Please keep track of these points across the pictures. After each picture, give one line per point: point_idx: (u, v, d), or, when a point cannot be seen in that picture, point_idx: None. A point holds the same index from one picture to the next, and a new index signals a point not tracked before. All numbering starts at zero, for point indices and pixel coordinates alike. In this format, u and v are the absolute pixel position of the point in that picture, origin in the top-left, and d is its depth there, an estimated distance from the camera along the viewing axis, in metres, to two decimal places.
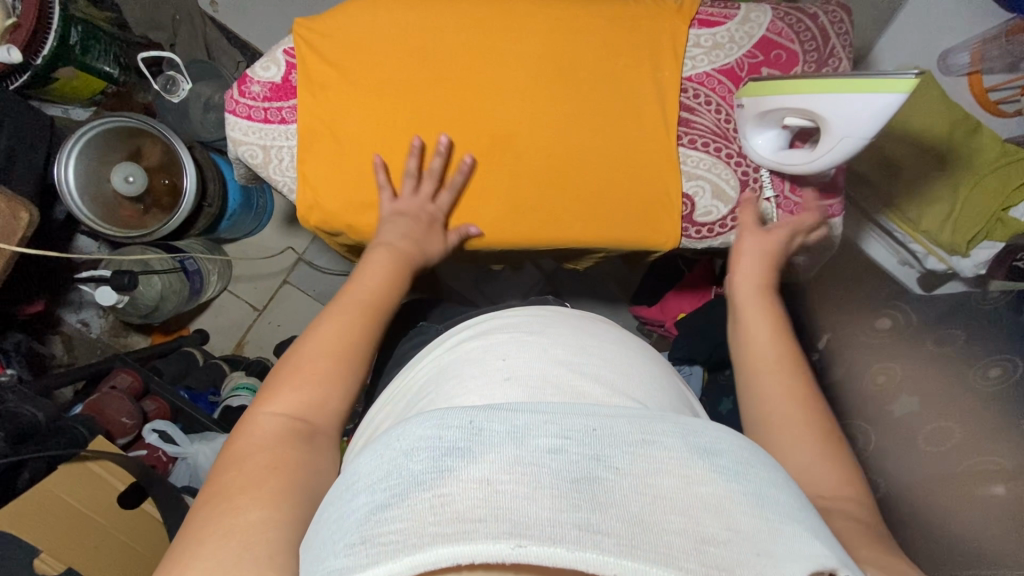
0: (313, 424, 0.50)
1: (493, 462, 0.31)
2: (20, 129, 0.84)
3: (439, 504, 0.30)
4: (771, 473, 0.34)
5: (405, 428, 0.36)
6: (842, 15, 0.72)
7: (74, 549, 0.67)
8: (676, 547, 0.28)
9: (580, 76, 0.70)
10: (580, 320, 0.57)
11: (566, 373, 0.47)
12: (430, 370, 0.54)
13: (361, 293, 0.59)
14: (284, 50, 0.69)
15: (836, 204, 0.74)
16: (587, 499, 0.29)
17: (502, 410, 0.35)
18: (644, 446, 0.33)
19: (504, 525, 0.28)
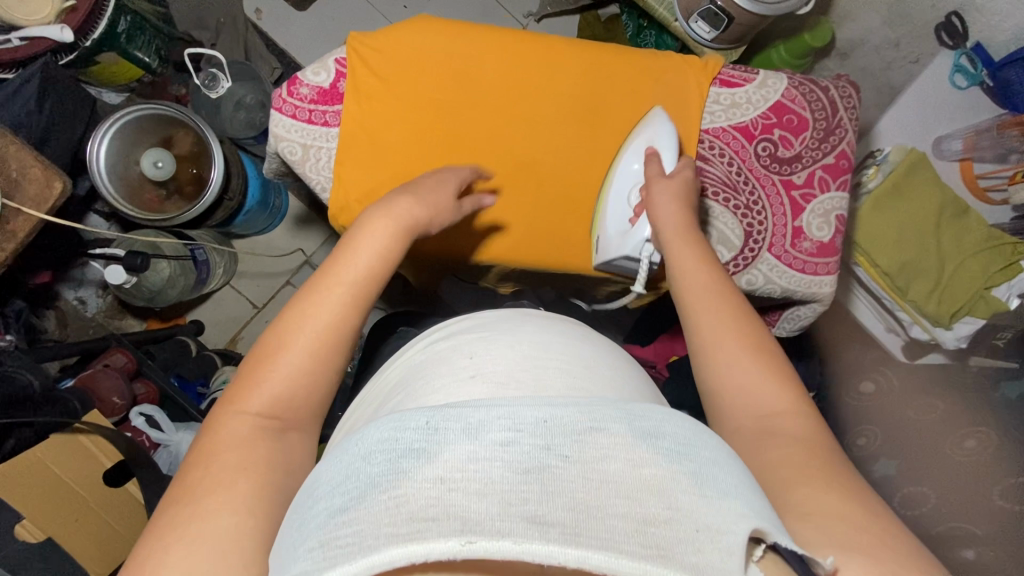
0: (284, 423, 0.49)
1: (448, 462, 0.33)
2: (64, 104, 0.88)
3: (393, 506, 0.32)
4: (714, 452, 0.37)
5: (369, 429, 0.38)
6: (852, 91, 0.78)
7: (54, 518, 0.67)
8: (619, 531, 0.30)
9: (602, 121, 0.74)
10: (544, 317, 0.59)
11: (529, 366, 0.49)
12: (405, 369, 0.56)
13: (351, 269, 0.55)
14: (336, 59, 0.72)
15: (834, 263, 0.77)
16: (535, 488, 0.32)
17: (458, 407, 0.37)
18: (591, 436, 0.35)
19: (453, 522, 0.31)
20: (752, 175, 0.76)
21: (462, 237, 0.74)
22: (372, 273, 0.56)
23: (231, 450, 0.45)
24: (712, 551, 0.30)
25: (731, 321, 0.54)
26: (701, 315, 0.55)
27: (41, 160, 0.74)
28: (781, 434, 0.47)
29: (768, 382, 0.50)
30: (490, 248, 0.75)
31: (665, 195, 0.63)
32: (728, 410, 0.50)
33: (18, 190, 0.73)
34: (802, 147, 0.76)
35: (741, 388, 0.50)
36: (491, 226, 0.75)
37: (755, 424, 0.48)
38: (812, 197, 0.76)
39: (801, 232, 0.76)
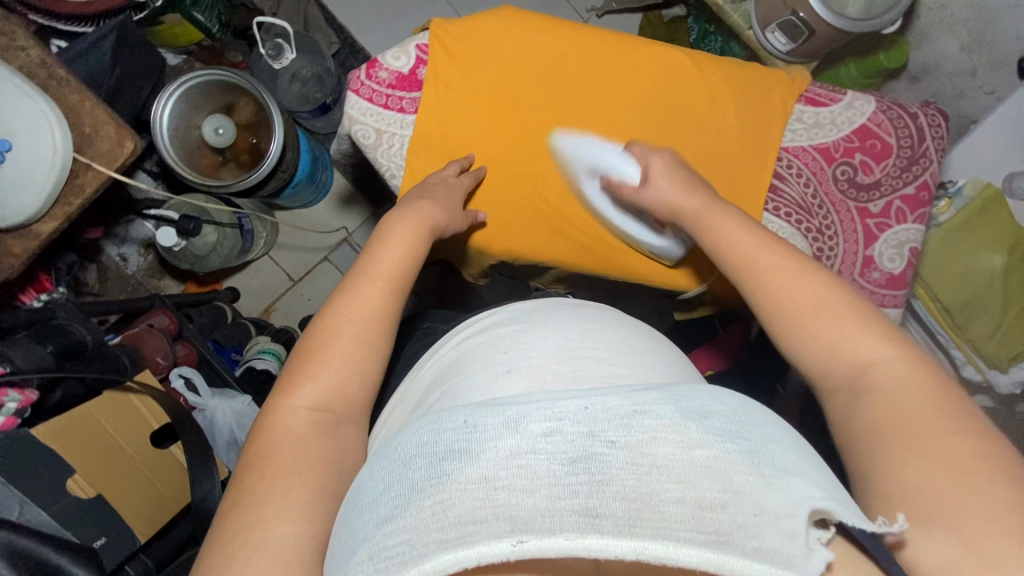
0: (337, 414, 0.50)
1: (491, 460, 0.33)
2: (134, 62, 0.88)
3: (441, 510, 0.32)
4: (764, 429, 0.36)
5: (410, 434, 0.38)
6: (940, 120, 0.75)
7: (105, 475, 0.66)
8: (674, 517, 0.31)
9: (680, 127, 0.72)
10: (605, 311, 0.58)
11: (568, 359, 0.48)
12: (439, 368, 0.55)
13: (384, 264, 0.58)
14: (417, 45, 0.71)
15: (902, 296, 0.75)
16: (585, 481, 0.32)
17: (494, 406, 0.37)
18: (636, 420, 0.34)
19: (505, 523, 0.31)
20: (828, 199, 0.74)
21: (518, 234, 0.74)
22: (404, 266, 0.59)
23: (284, 453, 0.46)
24: (771, 533, 0.30)
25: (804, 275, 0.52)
26: (754, 275, 0.54)
27: (115, 118, 0.75)
28: (873, 389, 0.45)
29: (860, 333, 0.48)
30: (540, 249, 0.74)
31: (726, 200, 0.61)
32: (818, 368, 0.49)
33: (91, 146, 0.74)
34: (882, 174, 0.74)
35: (831, 343, 0.48)
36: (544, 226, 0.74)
37: (849, 378, 0.47)
38: (887, 227, 0.74)
39: (872, 261, 0.74)
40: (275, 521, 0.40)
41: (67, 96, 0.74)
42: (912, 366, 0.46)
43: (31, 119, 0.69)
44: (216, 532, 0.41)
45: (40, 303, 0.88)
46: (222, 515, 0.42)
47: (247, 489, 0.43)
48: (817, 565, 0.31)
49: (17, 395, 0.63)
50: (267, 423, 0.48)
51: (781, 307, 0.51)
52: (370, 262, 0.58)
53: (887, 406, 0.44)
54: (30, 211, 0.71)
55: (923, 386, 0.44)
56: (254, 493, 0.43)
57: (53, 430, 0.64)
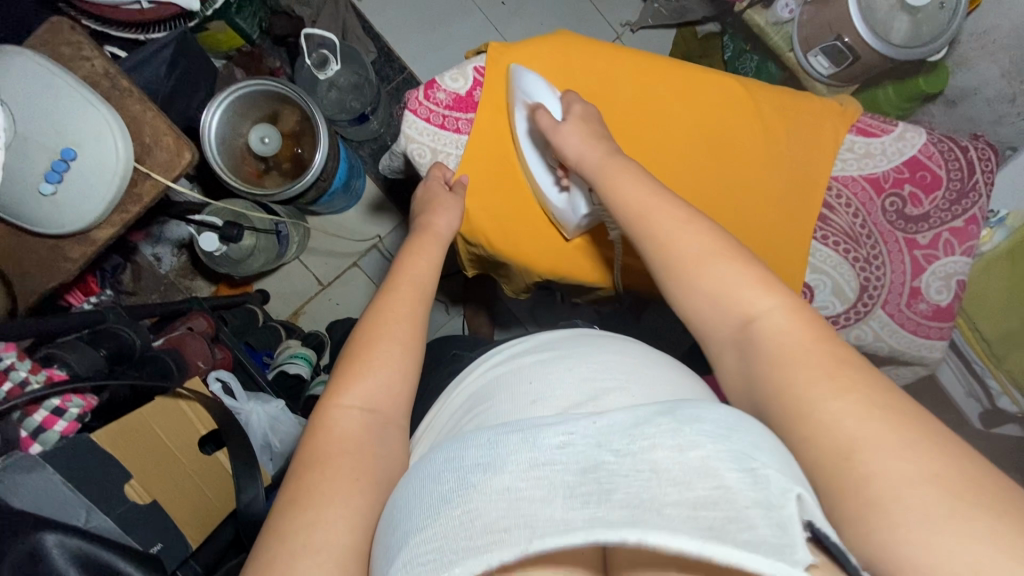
0: (385, 416, 0.50)
1: (511, 473, 0.33)
2: (189, 70, 0.91)
3: (465, 518, 0.32)
4: (754, 434, 0.35)
5: (437, 452, 0.38)
6: (990, 153, 0.75)
7: (158, 481, 0.68)
8: (674, 517, 0.30)
9: (733, 154, 0.73)
10: (642, 345, 0.57)
11: (583, 385, 0.47)
12: (467, 395, 0.54)
13: (419, 277, 0.59)
14: (475, 67, 0.72)
15: (947, 328, 0.75)
16: (594, 490, 0.32)
17: (512, 423, 0.37)
18: (639, 429, 0.34)
19: (525, 532, 0.31)
20: (876, 229, 0.74)
21: (554, 249, 0.75)
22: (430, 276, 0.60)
23: (341, 456, 0.45)
24: (764, 524, 0.29)
25: (696, 230, 0.53)
26: (652, 236, 0.55)
27: (175, 130, 0.76)
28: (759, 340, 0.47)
29: (746, 286, 0.49)
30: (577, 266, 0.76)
31: None
32: (709, 329, 0.51)
33: (150, 157, 0.76)
34: (932, 206, 0.74)
35: (713, 293, 0.50)
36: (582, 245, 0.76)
37: (736, 332, 0.49)
38: (934, 259, 0.74)
39: (919, 293, 0.74)
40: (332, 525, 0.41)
41: (130, 106, 0.76)
42: (790, 313, 0.47)
43: (97, 128, 0.71)
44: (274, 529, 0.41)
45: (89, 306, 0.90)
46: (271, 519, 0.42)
47: (308, 489, 0.43)
48: (807, 553, 0.29)
49: (80, 400, 0.66)
50: (317, 423, 0.48)
51: (669, 261, 0.53)
52: (407, 268, 0.60)
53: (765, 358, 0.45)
54: (93, 217, 0.73)
55: (804, 335, 0.45)
56: (315, 492, 0.43)
57: (112, 434, 0.65)
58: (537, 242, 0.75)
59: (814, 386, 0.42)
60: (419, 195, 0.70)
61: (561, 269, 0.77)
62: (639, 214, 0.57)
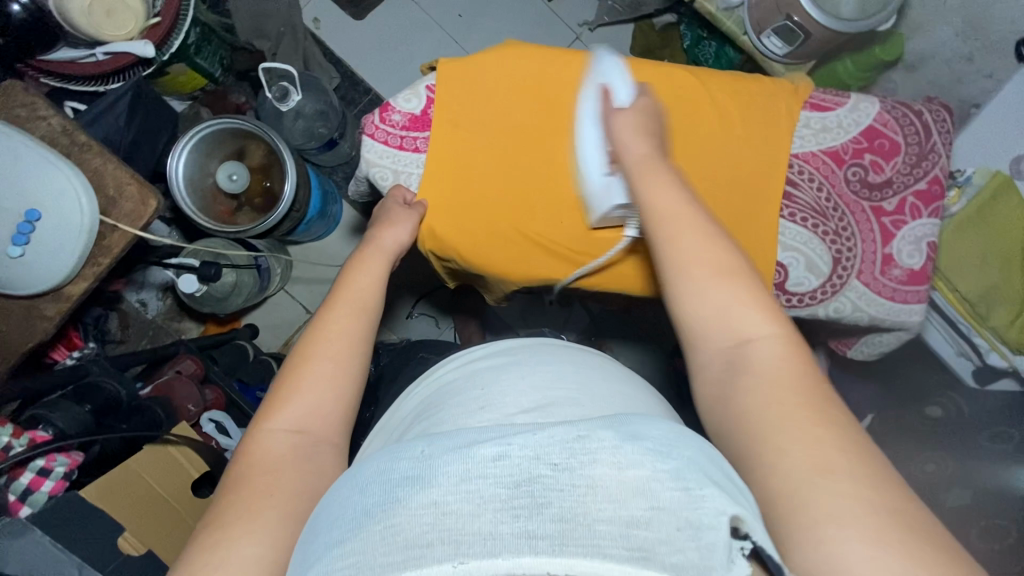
0: (316, 436, 0.50)
1: (440, 487, 0.32)
2: (149, 117, 0.91)
3: (389, 534, 0.31)
4: (697, 452, 0.35)
5: (369, 462, 0.37)
6: (945, 114, 0.76)
7: (151, 529, 0.68)
8: (604, 535, 0.30)
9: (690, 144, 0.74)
10: (589, 352, 0.57)
11: (532, 392, 0.46)
12: (415, 403, 0.53)
13: (357, 290, 0.59)
14: (426, 86, 0.73)
15: (924, 290, 0.75)
16: (527, 504, 0.31)
17: (448, 434, 0.36)
18: (581, 444, 0.33)
19: (447, 546, 0.30)
20: (841, 201, 0.74)
21: (521, 259, 0.75)
22: (370, 292, 0.60)
23: (261, 478, 0.46)
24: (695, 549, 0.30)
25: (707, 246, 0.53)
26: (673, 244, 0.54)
27: (137, 178, 0.76)
28: (746, 361, 0.48)
29: (744, 312, 0.50)
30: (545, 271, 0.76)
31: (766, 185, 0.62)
32: (701, 337, 0.51)
33: (115, 207, 0.76)
34: (894, 172, 0.74)
35: (719, 314, 0.50)
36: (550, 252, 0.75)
37: (728, 350, 0.49)
38: (903, 224, 0.74)
39: (891, 259, 0.75)
40: (243, 541, 0.41)
41: (90, 160, 0.76)
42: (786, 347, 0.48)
43: (59, 187, 0.71)
44: (192, 550, 0.42)
45: (73, 361, 0.90)
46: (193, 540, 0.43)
47: (228, 516, 0.43)
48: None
49: (64, 459, 0.66)
50: (246, 448, 0.49)
51: (683, 272, 0.53)
52: (348, 286, 0.59)
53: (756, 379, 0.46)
54: (63, 275, 0.73)
55: (792, 369, 0.46)
56: (235, 520, 0.43)
57: (98, 490, 0.65)
58: (501, 252, 0.74)
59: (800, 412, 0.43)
60: (374, 212, 0.70)
61: (531, 276, 0.76)
62: (667, 218, 0.55)
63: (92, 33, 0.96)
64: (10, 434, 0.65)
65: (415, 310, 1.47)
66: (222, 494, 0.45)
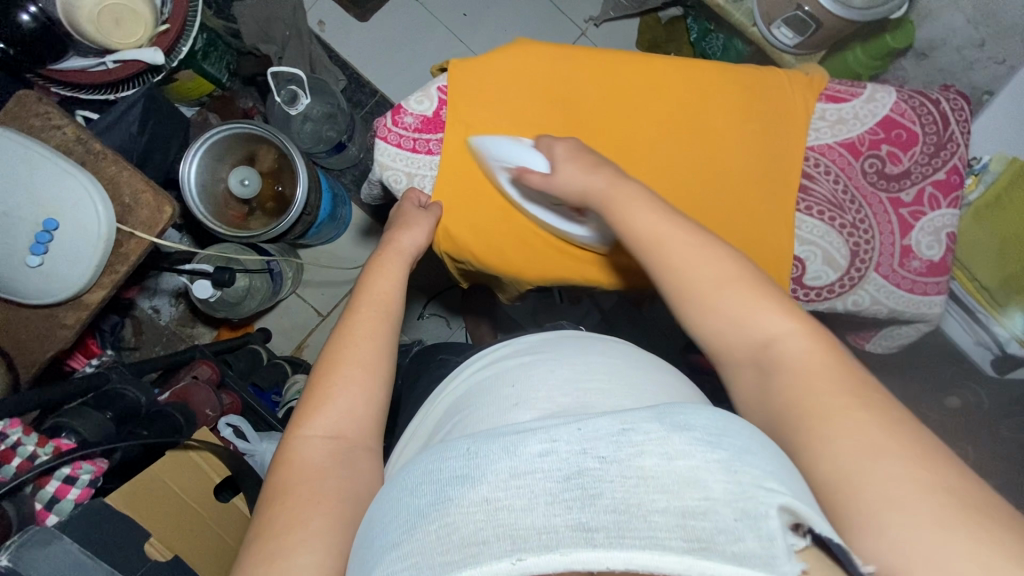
0: (350, 441, 0.50)
1: (490, 483, 0.32)
2: (161, 125, 0.91)
3: (445, 533, 0.31)
4: (745, 440, 0.35)
5: (419, 463, 0.38)
6: (962, 103, 0.75)
7: (178, 536, 0.68)
8: (660, 527, 0.29)
9: (707, 138, 0.73)
10: (612, 342, 0.56)
11: (568, 387, 0.46)
12: (447, 402, 0.53)
13: (383, 293, 0.59)
14: (438, 87, 0.72)
15: (944, 282, 0.75)
16: (579, 495, 0.31)
17: (493, 434, 0.36)
18: (627, 436, 0.33)
19: (503, 541, 0.30)
20: (859, 193, 0.74)
21: (540, 258, 0.74)
22: (394, 295, 0.60)
23: (303, 485, 0.46)
24: (754, 538, 0.29)
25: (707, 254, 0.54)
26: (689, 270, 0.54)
27: (152, 186, 0.77)
28: (780, 362, 0.48)
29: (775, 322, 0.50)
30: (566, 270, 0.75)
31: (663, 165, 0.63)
32: (725, 343, 0.52)
33: (132, 215, 0.76)
34: (911, 163, 0.74)
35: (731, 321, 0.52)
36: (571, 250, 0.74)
37: (754, 356, 0.50)
38: (921, 215, 0.74)
39: (910, 251, 0.74)
40: (299, 549, 0.41)
41: (106, 169, 0.76)
42: (812, 341, 0.49)
43: (76, 194, 0.72)
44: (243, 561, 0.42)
45: (92, 368, 0.91)
46: (242, 553, 0.43)
47: (277, 527, 0.43)
48: (794, 567, 0.29)
49: (90, 466, 0.66)
50: (283, 458, 0.49)
51: (688, 287, 0.54)
52: (370, 290, 0.59)
53: (795, 378, 0.47)
54: (81, 283, 0.73)
55: (823, 364, 0.47)
56: (284, 531, 0.43)
57: (129, 497, 0.65)
58: (519, 251, 0.74)
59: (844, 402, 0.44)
60: (391, 213, 0.70)
61: (549, 275, 0.76)
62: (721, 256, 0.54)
63: (96, 37, 0.96)
64: (35, 443, 0.66)
65: (426, 310, 1.47)
66: (265, 503, 0.45)
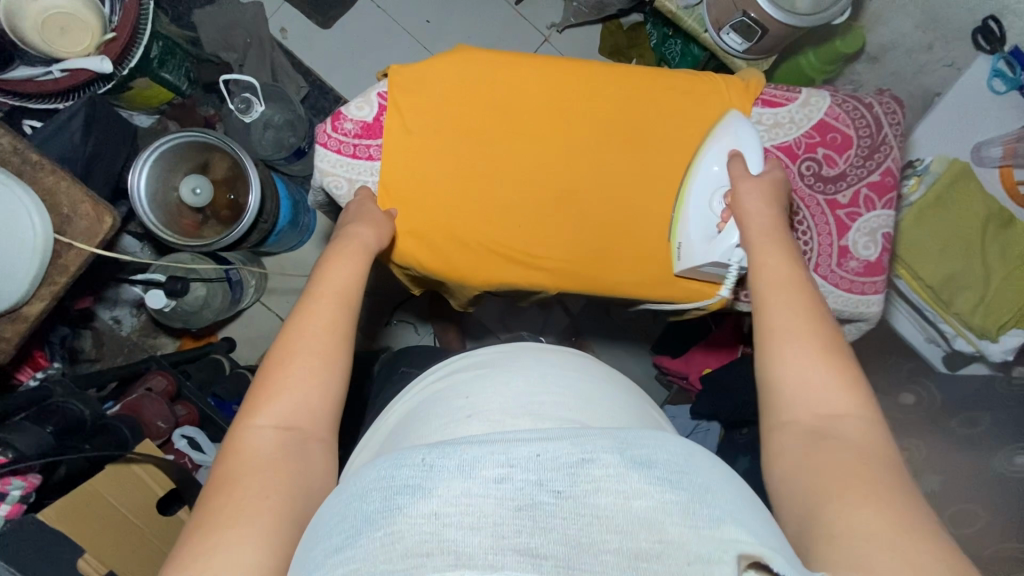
0: (304, 433, 0.50)
1: (441, 497, 0.31)
2: (108, 134, 0.91)
3: (389, 543, 0.30)
4: (708, 477, 0.34)
5: (369, 468, 0.36)
6: (896, 106, 0.77)
7: (115, 551, 0.67)
8: (608, 566, 0.28)
9: (645, 143, 0.74)
10: (562, 350, 0.55)
11: (525, 401, 0.45)
12: (404, 411, 0.52)
13: (335, 286, 0.59)
14: (378, 92, 0.73)
15: (882, 281, 0.76)
16: (530, 523, 0.30)
17: (449, 445, 0.34)
18: (585, 468, 0.32)
19: (447, 557, 0.29)
20: (797, 196, 0.75)
21: (488, 263, 0.75)
22: (350, 288, 0.60)
23: (252, 475, 0.45)
24: None
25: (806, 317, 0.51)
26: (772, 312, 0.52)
27: (91, 196, 0.76)
28: (840, 439, 0.45)
29: (835, 383, 0.48)
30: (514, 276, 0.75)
31: (754, 196, 0.61)
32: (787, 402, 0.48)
33: (69, 226, 0.75)
34: (846, 165, 0.75)
35: (812, 380, 0.48)
36: (521, 256, 0.74)
37: (817, 421, 0.46)
38: (857, 216, 0.75)
39: (847, 251, 0.75)
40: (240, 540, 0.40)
41: (42, 179, 0.75)
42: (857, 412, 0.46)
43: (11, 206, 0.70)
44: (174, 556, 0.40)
45: (38, 379, 0.91)
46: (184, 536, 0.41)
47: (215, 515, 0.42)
48: None
49: (21, 482, 0.65)
50: (231, 447, 0.48)
51: None
52: (322, 283, 0.58)
53: (849, 455, 0.43)
54: (17, 296, 0.72)
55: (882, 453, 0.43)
56: (222, 520, 0.42)
57: (57, 512, 0.63)
58: (465, 257, 0.74)
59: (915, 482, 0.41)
60: (347, 212, 0.70)
61: (492, 281, 0.76)
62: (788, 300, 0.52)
63: (45, 49, 0.97)
64: None
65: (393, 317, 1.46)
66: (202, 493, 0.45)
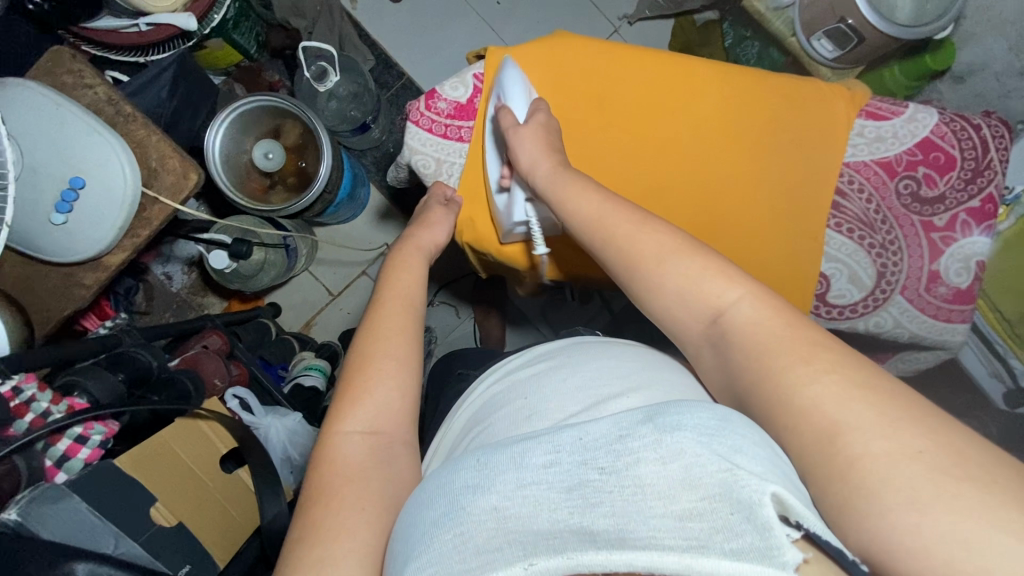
0: (387, 435, 0.50)
1: (501, 494, 0.34)
2: (190, 92, 0.91)
3: (458, 542, 0.33)
4: (743, 436, 0.35)
5: (436, 477, 0.40)
6: (1004, 131, 0.73)
7: (184, 504, 0.69)
8: (657, 529, 0.30)
9: (741, 146, 0.72)
10: (642, 348, 0.55)
11: (581, 394, 0.46)
12: (476, 406, 0.53)
13: (406, 292, 0.58)
14: (474, 74, 0.72)
15: (969, 310, 0.74)
16: (581, 503, 0.32)
17: (503, 447, 0.38)
18: (624, 442, 0.34)
19: (514, 549, 0.31)
20: (892, 215, 0.72)
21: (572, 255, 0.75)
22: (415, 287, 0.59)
23: (349, 484, 0.46)
24: (751, 529, 0.28)
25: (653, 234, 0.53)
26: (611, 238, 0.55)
27: (180, 152, 0.77)
28: (725, 335, 0.46)
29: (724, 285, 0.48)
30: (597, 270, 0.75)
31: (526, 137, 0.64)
32: (679, 324, 0.50)
33: (157, 179, 0.76)
34: (947, 187, 0.72)
35: (681, 293, 0.49)
36: None
37: (704, 333, 0.48)
38: (952, 241, 0.72)
39: (938, 276, 0.73)
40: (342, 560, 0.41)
41: (134, 132, 0.76)
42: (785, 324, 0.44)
43: (103, 157, 0.71)
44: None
45: (105, 330, 0.92)
46: (291, 548, 0.43)
47: (328, 521, 0.43)
48: (797, 555, 0.28)
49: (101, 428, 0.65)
50: (322, 455, 0.49)
51: (632, 263, 0.53)
52: (392, 287, 0.58)
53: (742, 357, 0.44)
54: (104, 243, 0.73)
55: (806, 345, 0.42)
56: (328, 528, 0.43)
57: (134, 459, 0.65)
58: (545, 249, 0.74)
59: (793, 364, 0.41)
60: (414, 211, 0.70)
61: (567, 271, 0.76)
62: (595, 223, 0.56)
63: None
64: (49, 400, 0.65)
65: (436, 298, 1.47)
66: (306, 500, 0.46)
